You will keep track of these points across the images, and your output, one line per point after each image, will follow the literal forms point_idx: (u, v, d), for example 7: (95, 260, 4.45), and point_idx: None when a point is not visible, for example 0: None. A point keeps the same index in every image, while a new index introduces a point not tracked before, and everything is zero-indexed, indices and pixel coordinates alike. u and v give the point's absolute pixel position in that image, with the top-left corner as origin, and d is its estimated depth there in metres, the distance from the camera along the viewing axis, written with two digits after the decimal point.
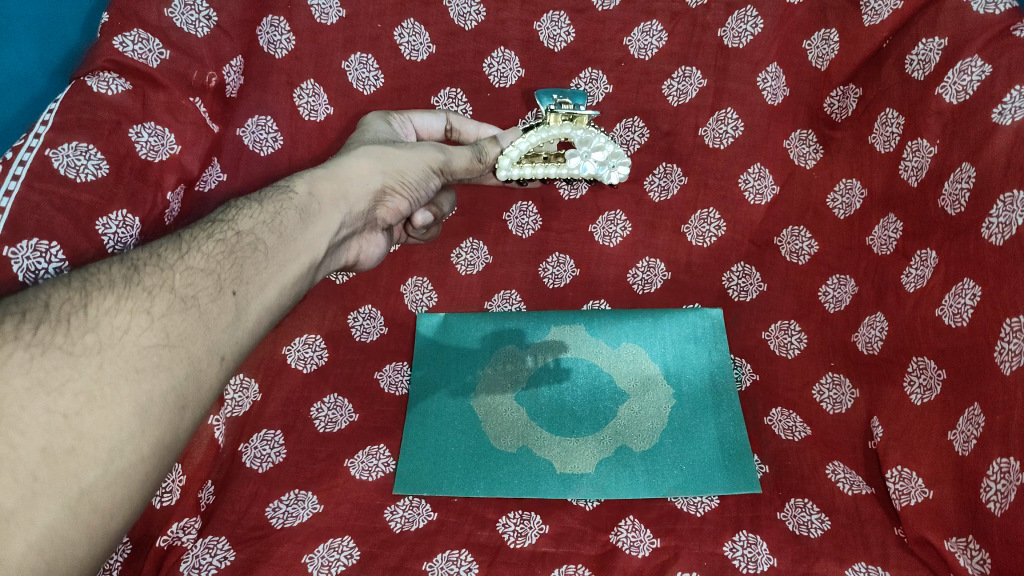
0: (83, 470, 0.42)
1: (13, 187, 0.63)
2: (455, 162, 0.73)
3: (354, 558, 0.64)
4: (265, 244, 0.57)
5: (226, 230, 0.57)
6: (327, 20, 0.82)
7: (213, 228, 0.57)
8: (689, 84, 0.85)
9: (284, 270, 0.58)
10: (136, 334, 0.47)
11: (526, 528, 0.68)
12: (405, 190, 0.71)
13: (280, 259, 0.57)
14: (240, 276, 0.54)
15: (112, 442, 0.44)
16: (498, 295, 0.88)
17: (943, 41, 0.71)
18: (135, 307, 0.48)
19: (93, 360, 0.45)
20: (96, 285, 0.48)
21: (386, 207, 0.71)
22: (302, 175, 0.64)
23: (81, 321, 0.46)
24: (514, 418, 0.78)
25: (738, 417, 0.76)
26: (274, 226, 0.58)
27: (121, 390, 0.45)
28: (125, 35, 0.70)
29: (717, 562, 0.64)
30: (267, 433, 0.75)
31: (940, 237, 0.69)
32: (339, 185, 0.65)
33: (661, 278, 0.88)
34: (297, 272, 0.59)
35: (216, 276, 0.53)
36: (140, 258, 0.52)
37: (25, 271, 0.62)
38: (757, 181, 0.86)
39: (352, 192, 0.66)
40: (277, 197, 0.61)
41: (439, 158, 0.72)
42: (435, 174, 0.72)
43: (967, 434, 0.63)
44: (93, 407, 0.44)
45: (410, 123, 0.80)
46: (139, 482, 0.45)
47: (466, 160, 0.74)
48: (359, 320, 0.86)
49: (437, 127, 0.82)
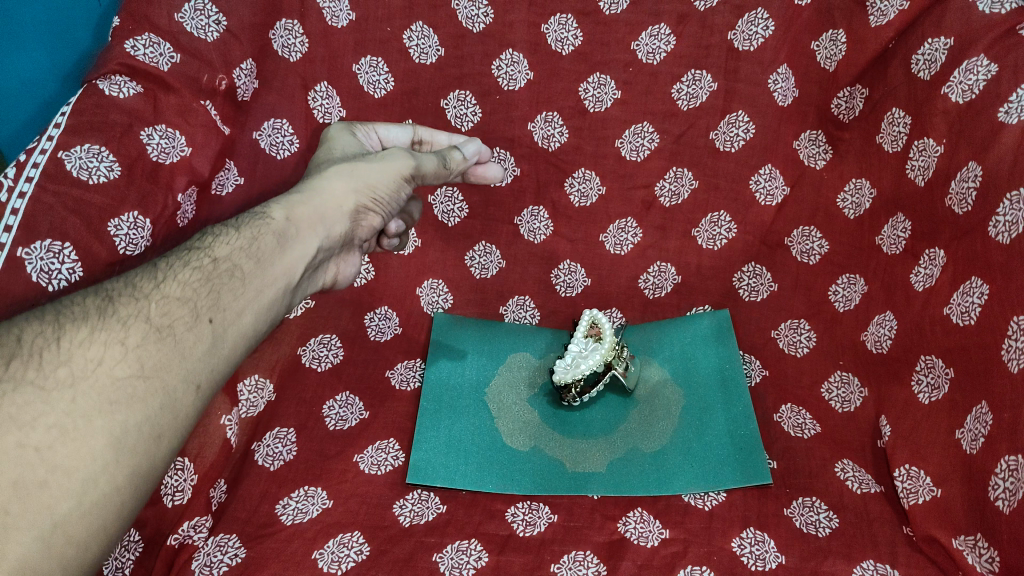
0: (55, 502, 0.44)
1: (26, 188, 0.64)
2: (425, 167, 0.75)
3: (364, 554, 0.64)
4: (241, 270, 0.59)
5: (203, 258, 0.59)
6: (338, 22, 0.82)
7: (189, 256, 0.59)
8: (699, 88, 0.85)
9: (260, 295, 0.60)
10: (110, 365, 0.50)
11: (535, 517, 0.69)
12: (379, 206, 0.73)
13: (256, 284, 0.60)
14: (217, 303, 0.57)
15: (85, 473, 0.46)
16: (513, 300, 0.92)
17: (949, 41, 0.71)
18: (109, 338, 0.51)
19: (66, 393, 0.47)
20: (70, 316, 0.51)
21: (362, 225, 0.73)
22: (280, 199, 0.67)
23: (53, 354, 0.49)
24: (527, 421, 0.81)
25: (749, 410, 0.77)
26: (252, 253, 0.61)
27: (95, 421, 0.47)
28: (136, 39, 0.71)
29: (726, 558, 0.64)
30: (280, 430, 0.76)
31: (947, 236, 0.69)
32: (316, 209, 0.67)
33: (672, 282, 0.91)
34: (273, 296, 0.62)
35: (193, 305, 0.55)
36: (116, 289, 0.55)
37: (40, 272, 0.63)
38: (768, 181, 0.87)
39: (329, 215, 0.68)
40: (255, 222, 0.63)
41: (409, 165, 0.73)
42: (406, 182, 0.74)
43: (974, 432, 0.62)
44: (65, 439, 0.46)
45: (375, 133, 0.81)
46: (114, 512, 0.47)
47: (435, 165, 0.75)
48: (375, 320, 0.89)
49: (404, 139, 0.83)
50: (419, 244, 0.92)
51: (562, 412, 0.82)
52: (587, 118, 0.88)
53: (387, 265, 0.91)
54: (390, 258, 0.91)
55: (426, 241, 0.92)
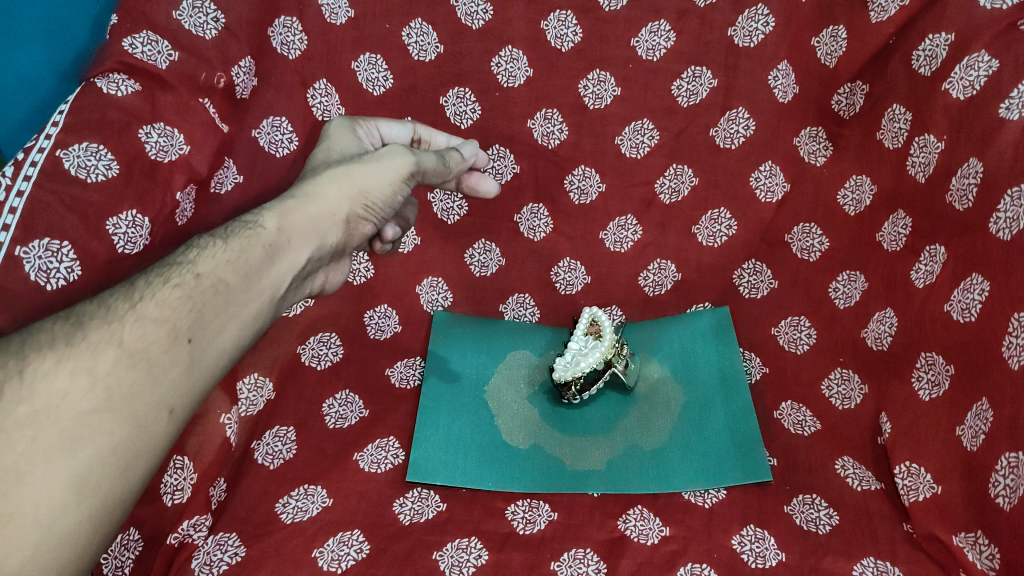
0: (11, 546, 0.42)
1: (24, 187, 0.64)
2: (423, 166, 0.76)
3: (364, 552, 0.64)
4: (223, 286, 0.58)
5: (183, 274, 0.57)
6: (337, 20, 0.82)
7: (170, 272, 0.57)
8: (699, 84, 0.85)
9: (242, 311, 0.58)
10: (76, 397, 0.47)
11: (534, 515, 0.69)
12: (372, 212, 0.72)
13: (237, 301, 0.58)
14: (197, 321, 0.54)
15: (43, 516, 0.43)
16: (512, 299, 0.91)
17: (949, 37, 0.70)
18: (77, 367, 0.48)
19: (26, 431, 0.45)
20: (36, 346, 0.49)
21: (355, 231, 0.72)
22: (271, 208, 0.66)
23: (16, 388, 0.46)
24: (526, 418, 0.81)
25: (749, 407, 0.78)
26: (235, 267, 0.59)
27: (56, 459, 0.45)
28: (134, 37, 0.71)
29: (726, 555, 0.64)
30: (279, 429, 0.76)
31: (948, 233, 0.69)
32: (305, 218, 0.66)
33: (672, 279, 0.91)
34: (256, 311, 0.60)
35: (171, 325, 0.53)
36: (89, 312, 0.53)
37: (38, 271, 0.63)
38: (768, 178, 0.87)
39: (318, 225, 0.67)
40: (243, 234, 0.62)
41: (407, 166, 0.74)
42: (403, 184, 0.74)
43: (974, 429, 0.61)
44: (24, 479, 0.43)
45: (377, 131, 0.82)
46: (76, 551, 0.45)
47: (435, 162, 0.77)
48: (375, 318, 0.88)
49: (404, 137, 0.84)
50: (419, 242, 0.92)
51: (562, 409, 0.82)
52: (586, 115, 0.88)
53: (386, 263, 0.91)
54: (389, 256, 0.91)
55: (425, 238, 0.91)
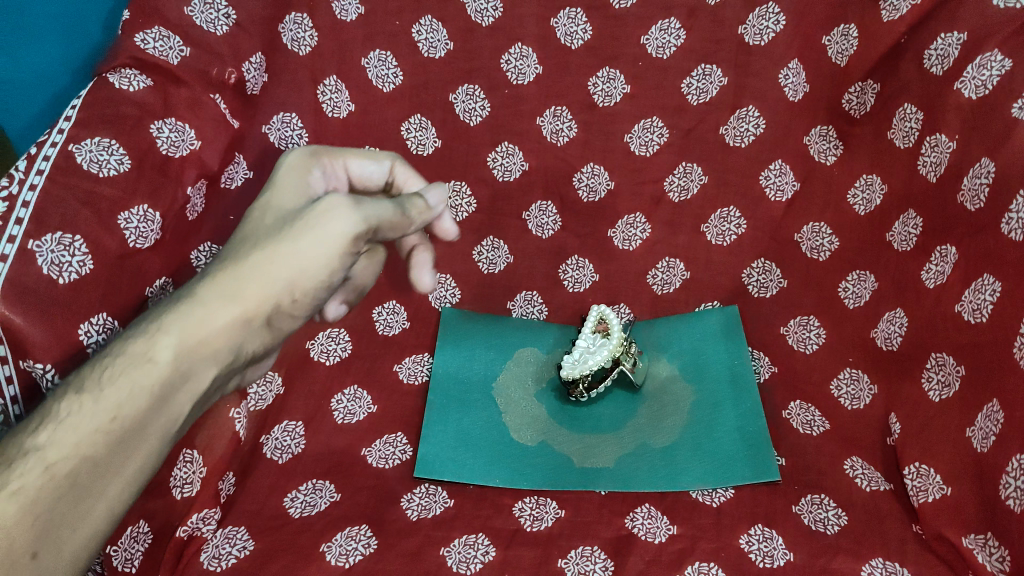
0: None
1: (36, 181, 0.62)
2: (371, 222, 0.61)
3: (372, 547, 0.64)
4: (79, 480, 0.48)
5: (23, 464, 0.46)
6: (347, 16, 0.82)
7: (6, 459, 0.47)
8: (709, 82, 0.85)
9: (106, 492, 0.50)
10: None
11: (541, 512, 0.69)
12: (298, 309, 0.60)
13: (98, 487, 0.49)
14: (48, 533, 0.46)
15: None
16: (521, 296, 0.91)
17: (963, 36, 0.70)
18: None
19: None
20: None
21: (276, 329, 0.61)
22: (157, 333, 0.53)
23: None
24: (535, 416, 0.81)
25: (758, 407, 0.77)
26: (101, 444, 0.49)
27: None
28: (146, 33, 0.71)
29: (734, 555, 0.63)
30: (288, 424, 0.77)
31: (961, 233, 0.68)
32: (204, 344, 0.54)
33: (681, 278, 0.91)
34: (129, 481, 0.52)
35: (12, 543, 0.44)
36: None
37: (51, 264, 0.60)
38: (778, 177, 0.86)
39: (215, 351, 0.55)
40: (120, 379, 0.51)
41: (350, 230, 0.59)
42: (339, 267, 0.60)
43: (985, 431, 0.61)
44: None
45: (344, 168, 0.75)
46: None
47: (389, 213, 0.64)
48: (383, 314, 0.88)
49: (378, 176, 0.78)
50: None
51: (570, 407, 0.82)
52: (596, 113, 0.88)
53: None
54: None
55: None
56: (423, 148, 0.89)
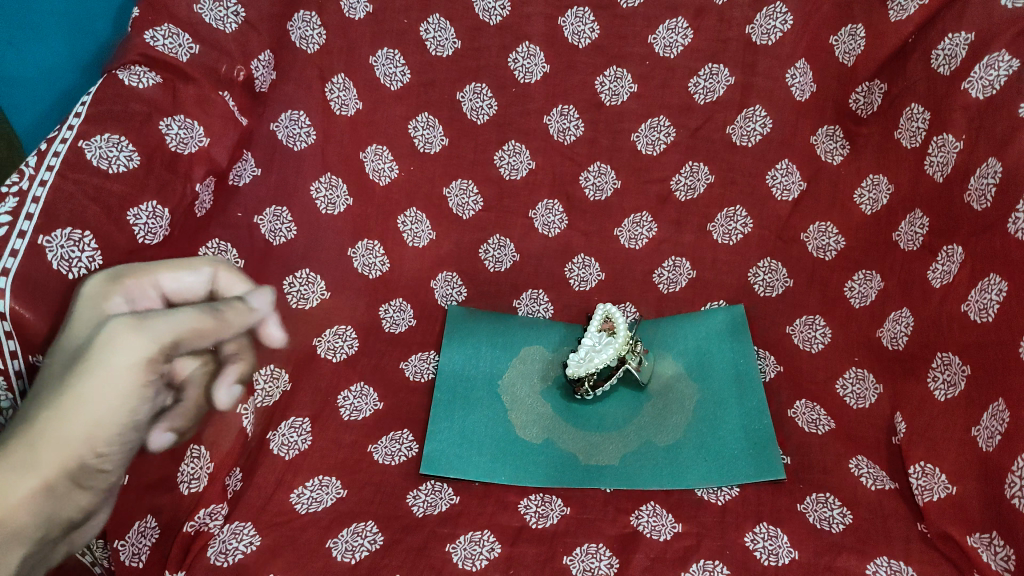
0: None
1: (46, 177, 0.61)
2: (160, 350, 0.56)
3: (378, 543, 0.65)
4: None
5: None
6: (355, 15, 0.83)
7: None
8: (716, 81, 0.85)
9: None
10: None
11: (547, 509, 0.69)
12: (106, 462, 0.53)
13: None
14: None
15: None
16: (526, 294, 0.92)
17: (970, 36, 0.70)
18: None
19: None
20: None
21: (86, 490, 0.53)
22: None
23: None
24: (540, 413, 0.81)
25: (763, 406, 0.77)
26: None
27: None
28: (156, 29, 0.71)
29: (739, 553, 0.63)
30: (295, 420, 0.77)
31: (966, 233, 0.68)
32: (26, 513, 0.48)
33: (687, 276, 0.91)
34: None
35: None
36: None
37: (59, 260, 0.59)
38: (784, 176, 0.87)
39: (26, 526, 0.48)
40: None
41: (142, 360, 0.54)
42: (130, 413, 0.54)
43: (991, 430, 0.61)
44: None
45: (154, 287, 0.64)
46: None
47: (143, 354, 0.54)
48: (390, 311, 0.89)
49: (196, 287, 0.68)
50: (434, 237, 0.92)
51: (575, 406, 0.83)
52: (602, 112, 0.88)
53: (402, 257, 0.91)
54: (405, 249, 0.91)
55: (441, 233, 0.92)
56: (430, 147, 0.89)
